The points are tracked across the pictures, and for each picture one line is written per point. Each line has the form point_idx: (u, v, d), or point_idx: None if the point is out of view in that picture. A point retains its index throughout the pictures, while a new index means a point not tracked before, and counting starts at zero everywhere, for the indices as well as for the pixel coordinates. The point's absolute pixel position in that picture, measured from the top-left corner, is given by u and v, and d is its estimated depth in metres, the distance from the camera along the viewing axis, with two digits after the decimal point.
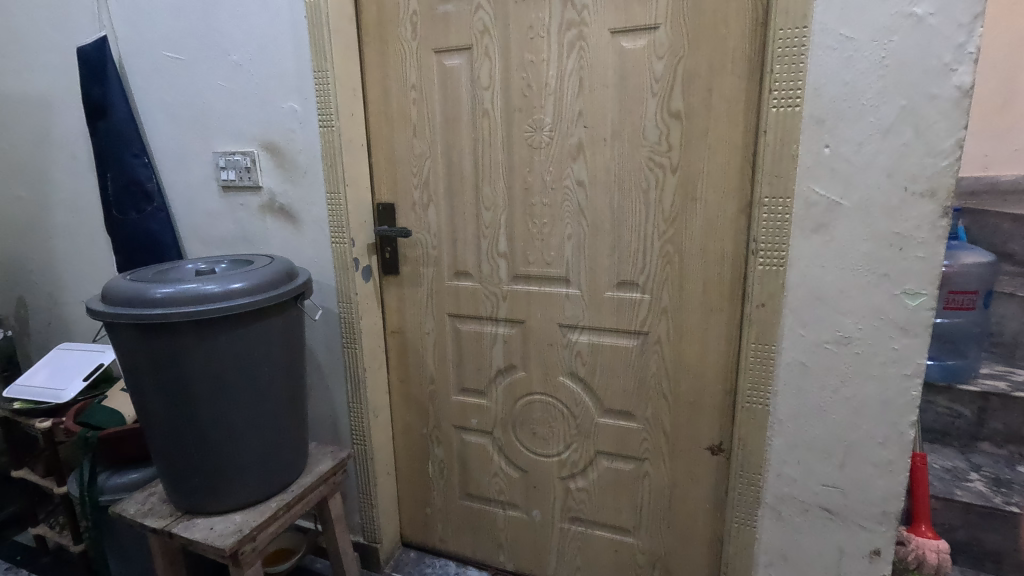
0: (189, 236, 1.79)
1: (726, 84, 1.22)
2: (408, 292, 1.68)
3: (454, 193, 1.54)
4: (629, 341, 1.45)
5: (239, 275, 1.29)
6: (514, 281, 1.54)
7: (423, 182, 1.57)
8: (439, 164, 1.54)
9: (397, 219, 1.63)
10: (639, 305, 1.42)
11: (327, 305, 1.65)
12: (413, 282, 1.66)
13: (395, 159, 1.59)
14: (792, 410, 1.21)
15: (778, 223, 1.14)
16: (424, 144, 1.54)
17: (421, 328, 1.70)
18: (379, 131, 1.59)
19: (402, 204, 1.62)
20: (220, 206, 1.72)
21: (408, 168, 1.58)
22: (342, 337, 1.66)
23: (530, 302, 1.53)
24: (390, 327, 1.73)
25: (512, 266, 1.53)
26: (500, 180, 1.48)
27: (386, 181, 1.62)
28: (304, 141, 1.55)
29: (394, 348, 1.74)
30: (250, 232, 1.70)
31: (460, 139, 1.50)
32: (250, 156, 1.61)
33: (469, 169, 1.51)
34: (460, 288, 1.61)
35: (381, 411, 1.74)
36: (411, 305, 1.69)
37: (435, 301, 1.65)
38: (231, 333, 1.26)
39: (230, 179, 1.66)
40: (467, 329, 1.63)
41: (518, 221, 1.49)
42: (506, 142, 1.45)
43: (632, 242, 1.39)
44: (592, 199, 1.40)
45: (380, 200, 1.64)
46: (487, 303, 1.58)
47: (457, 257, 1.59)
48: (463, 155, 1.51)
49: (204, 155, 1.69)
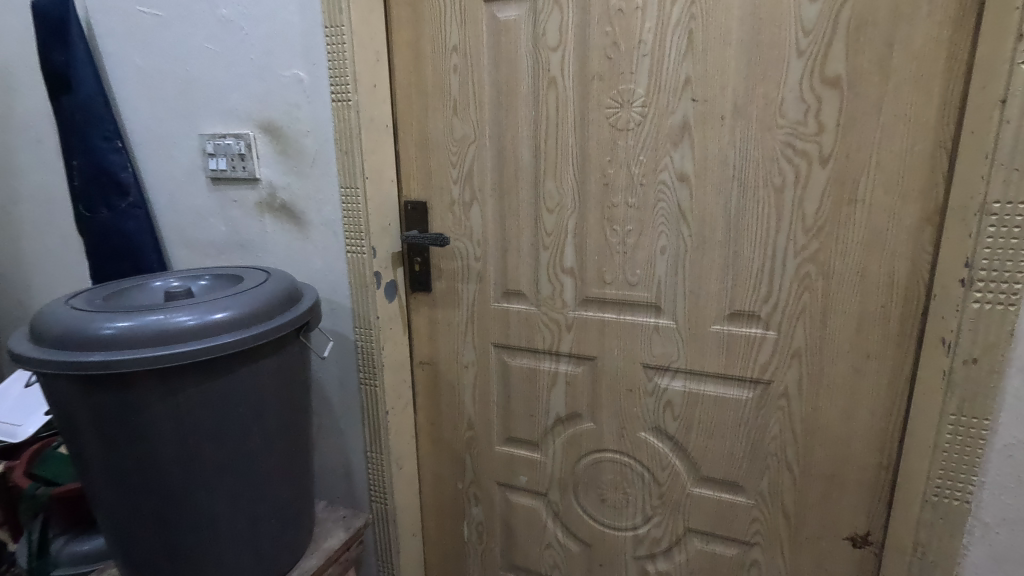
0: (174, 239, 1.46)
1: (918, 34, 0.84)
2: (442, 314, 1.32)
3: (505, 189, 1.18)
4: (742, 391, 1.08)
5: (223, 302, 0.94)
6: (583, 306, 1.17)
7: (465, 174, 1.21)
8: (487, 152, 1.18)
9: (430, 222, 1.27)
10: (759, 345, 1.04)
11: (340, 330, 1.31)
12: (448, 302, 1.31)
13: (429, 145, 1.23)
14: (1007, 512, 0.84)
15: (1015, 243, 0.77)
16: (466, 124, 1.18)
17: (457, 360, 1.34)
18: (408, 108, 1.23)
19: (436, 202, 1.26)
20: (209, 203, 1.38)
21: (445, 156, 1.22)
22: (359, 370, 1.31)
23: (605, 334, 1.16)
24: (418, 357, 1.38)
25: (580, 286, 1.16)
26: (569, 173, 1.11)
27: (417, 173, 1.26)
28: (312, 120, 1.20)
29: (423, 382, 1.39)
30: (246, 236, 1.36)
31: (516, 118, 1.13)
32: (244, 140, 1.27)
33: (527, 157, 1.14)
34: (510, 312, 1.25)
35: (406, 461, 1.39)
36: (446, 331, 1.33)
37: (476, 327, 1.29)
38: (209, 384, 0.91)
39: (220, 169, 1.32)
40: (518, 364, 1.27)
41: (592, 227, 1.12)
42: (578, 121, 1.08)
43: (754, 259, 1.01)
44: (698, 199, 1.02)
45: (408, 198, 1.28)
46: (546, 333, 1.22)
47: (507, 273, 1.23)
48: (520, 140, 1.14)
49: (189, 139, 1.35)
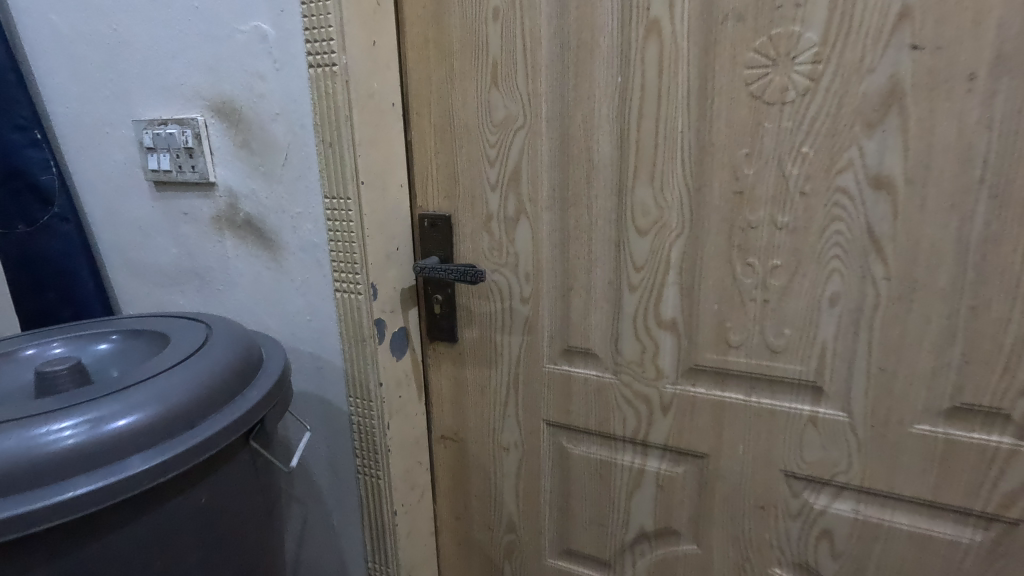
0: (117, 262, 1.10)
1: None
2: (472, 375, 0.93)
3: (571, 199, 0.78)
4: (960, 530, 0.67)
5: (134, 397, 0.58)
6: (689, 378, 0.77)
7: (510, 175, 0.81)
8: (544, 141, 0.78)
9: (456, 245, 0.88)
10: (1003, 462, 0.63)
11: (329, 397, 0.92)
12: (482, 359, 0.92)
13: (455, 132, 0.83)
14: None
15: None
16: (513, 100, 0.78)
17: (494, 438, 0.95)
18: (425, 78, 0.83)
19: (466, 217, 0.86)
20: (153, 216, 1.00)
21: (480, 148, 0.82)
22: (355, 455, 0.92)
23: (724, 423, 0.76)
24: (439, 429, 0.99)
25: (687, 349, 0.76)
26: (676, 176, 0.71)
27: (437, 174, 0.86)
28: (284, 98, 0.81)
29: (445, 464, 1.01)
30: (203, 263, 0.98)
31: (591, 89, 0.73)
32: (191, 128, 0.89)
33: (608, 149, 0.74)
34: (573, 380, 0.85)
35: (421, 571, 1.01)
36: (477, 397, 0.94)
37: (522, 396, 0.90)
38: (88, 543, 0.54)
39: (162, 169, 0.94)
40: (583, 451, 0.88)
41: (711, 260, 0.71)
42: (696, 91, 0.67)
43: (1010, 321, 0.59)
44: (907, 218, 0.61)
45: (425, 211, 0.88)
46: (628, 413, 0.82)
47: (570, 323, 0.83)
48: (598, 123, 0.74)
49: (124, 128, 0.97)
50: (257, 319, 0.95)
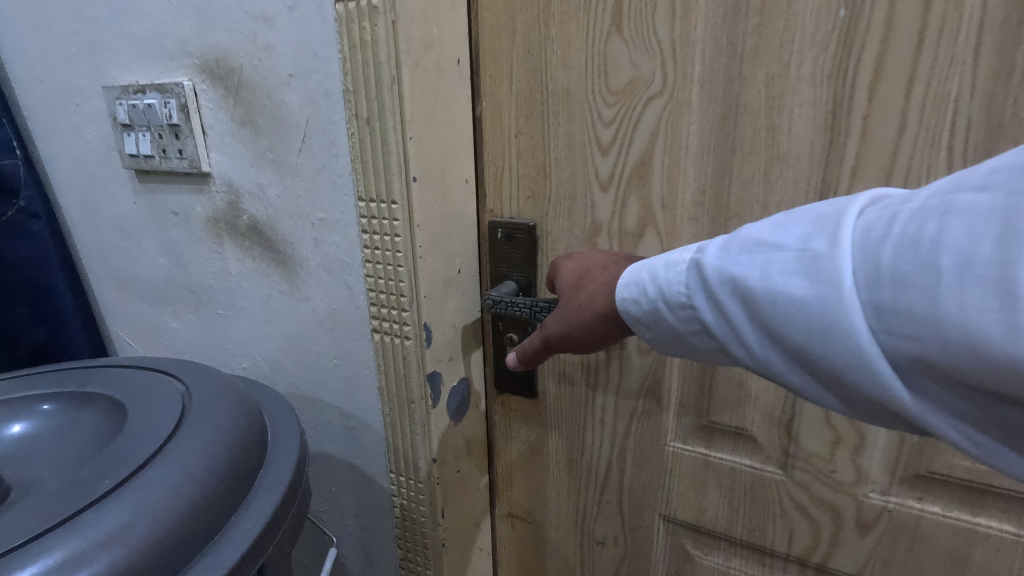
0: (100, 269, 0.87)
1: None
2: (555, 442, 0.68)
3: (734, 208, 0.51)
4: None
5: (81, 544, 0.35)
6: (913, 489, 0.50)
7: (634, 167, 0.54)
8: (694, 117, 0.50)
9: (542, 266, 0.62)
10: None
11: (363, 466, 0.69)
12: (571, 423, 0.66)
13: (548, 102, 0.56)
14: None
15: None
16: (645, 53, 0.50)
17: (583, 527, 0.70)
18: (507, 20, 0.56)
19: (558, 228, 0.60)
20: (137, 214, 0.77)
21: (587, 127, 0.55)
22: (398, 546, 0.68)
23: (966, 559, 0.50)
24: (504, 505, 0.75)
25: (916, 447, 0.49)
26: (936, 178, 0.43)
27: (517, 163, 0.60)
28: (299, 50, 0.55)
29: (512, 549, 0.76)
30: (199, 279, 0.74)
31: (787, 31, 0.45)
32: (176, 97, 0.64)
33: (810, 131, 0.46)
34: (711, 470, 0.59)
35: None
36: (561, 472, 0.69)
37: (628, 478, 0.65)
38: None
39: (143, 154, 0.69)
40: (716, 563, 0.63)
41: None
42: (1000, 30, 0.39)
43: None
44: None
45: (497, 217, 0.62)
46: (797, 523, 0.56)
47: (714, 388, 0.57)
48: (794, 88, 0.46)
49: (94, 97, 0.73)
50: (269, 357, 0.71)
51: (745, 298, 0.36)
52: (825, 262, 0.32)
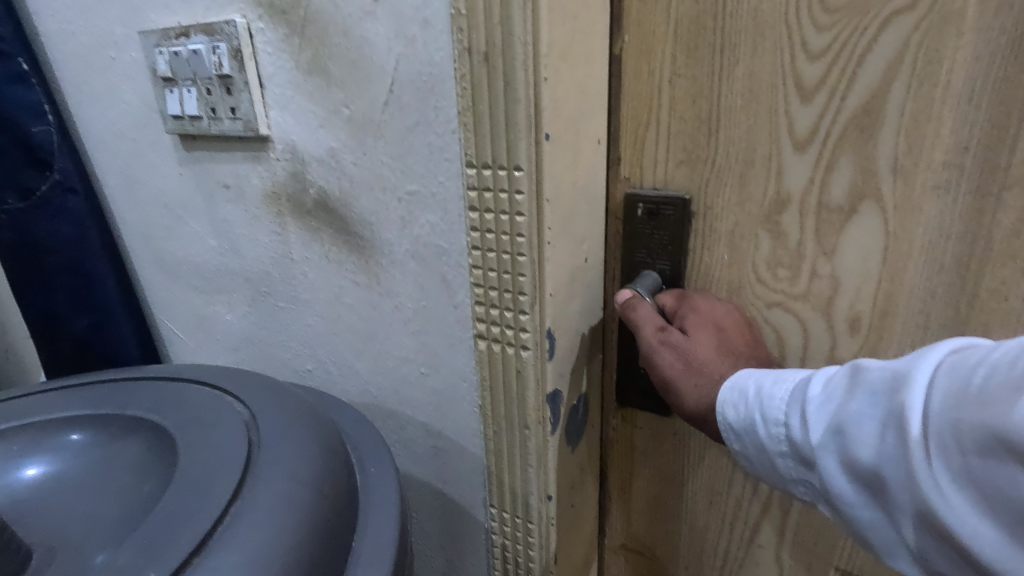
0: (145, 251, 0.77)
1: None
2: (694, 472, 0.55)
3: (1012, 172, 0.38)
4: None
5: None
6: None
7: (855, 117, 0.41)
8: (966, 37, 0.37)
9: (692, 252, 0.50)
10: None
11: (454, 492, 0.57)
12: (720, 450, 0.53)
13: (727, 33, 0.43)
14: None
15: None
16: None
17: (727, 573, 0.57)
18: None
19: (724, 201, 0.47)
20: (182, 188, 0.65)
21: (784, 62, 0.42)
22: None
23: None
24: (618, 535, 0.62)
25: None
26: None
27: (671, 116, 0.47)
28: None
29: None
30: (255, 266, 0.63)
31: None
32: (227, 40, 0.51)
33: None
34: None
35: None
36: (699, 506, 0.56)
37: (793, 520, 0.52)
38: None
39: (189, 115, 0.57)
40: None
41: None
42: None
43: None
44: None
45: (636, 189, 0.49)
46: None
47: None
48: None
49: (132, 47, 0.61)
50: (339, 359, 0.60)
51: (824, 419, 0.34)
52: (896, 382, 0.31)
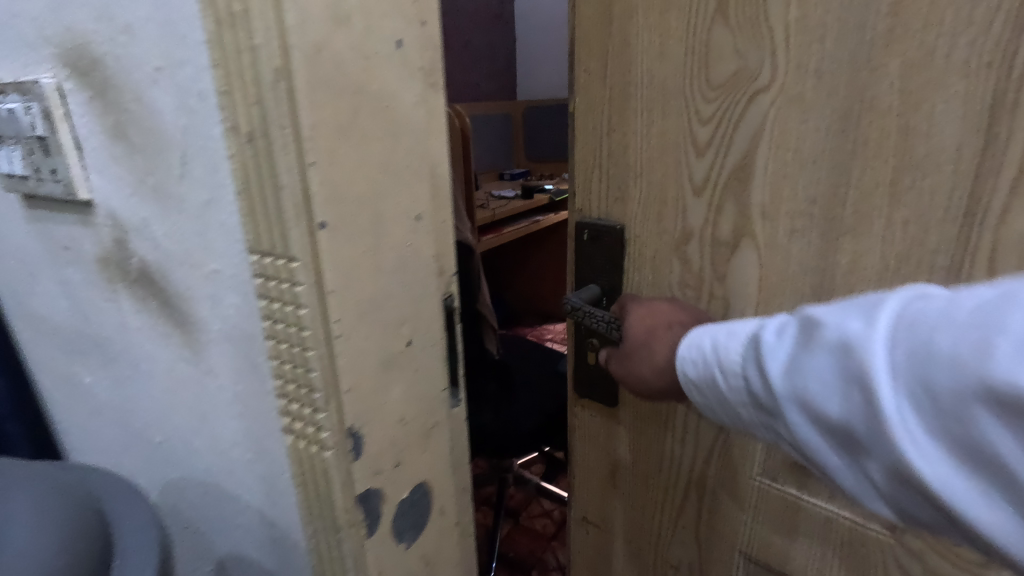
0: (13, 304, 0.72)
1: None
2: (630, 455, 0.64)
3: (851, 223, 0.43)
4: None
5: None
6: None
7: (735, 170, 0.47)
8: (808, 117, 0.43)
9: (627, 275, 0.57)
10: None
11: None
12: (651, 439, 0.62)
13: (641, 97, 0.51)
14: None
15: None
16: (752, 44, 0.44)
17: (657, 552, 0.66)
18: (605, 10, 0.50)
19: (647, 233, 0.54)
20: (31, 246, 0.61)
21: (682, 123, 0.49)
22: None
23: None
24: (580, 509, 0.72)
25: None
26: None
27: (608, 163, 0.55)
28: (160, 32, 0.37)
29: (583, 558, 0.74)
30: (100, 330, 0.59)
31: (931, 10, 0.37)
32: (37, 101, 0.48)
33: (958, 134, 0.38)
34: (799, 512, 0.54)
35: None
36: (639, 488, 0.65)
37: (706, 505, 0.60)
38: None
39: (18, 175, 0.54)
40: None
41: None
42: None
43: None
44: None
45: (585, 216, 0.58)
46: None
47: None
48: (943, 78, 0.38)
49: None
50: (181, 435, 0.56)
51: (785, 377, 0.33)
52: (854, 341, 0.30)
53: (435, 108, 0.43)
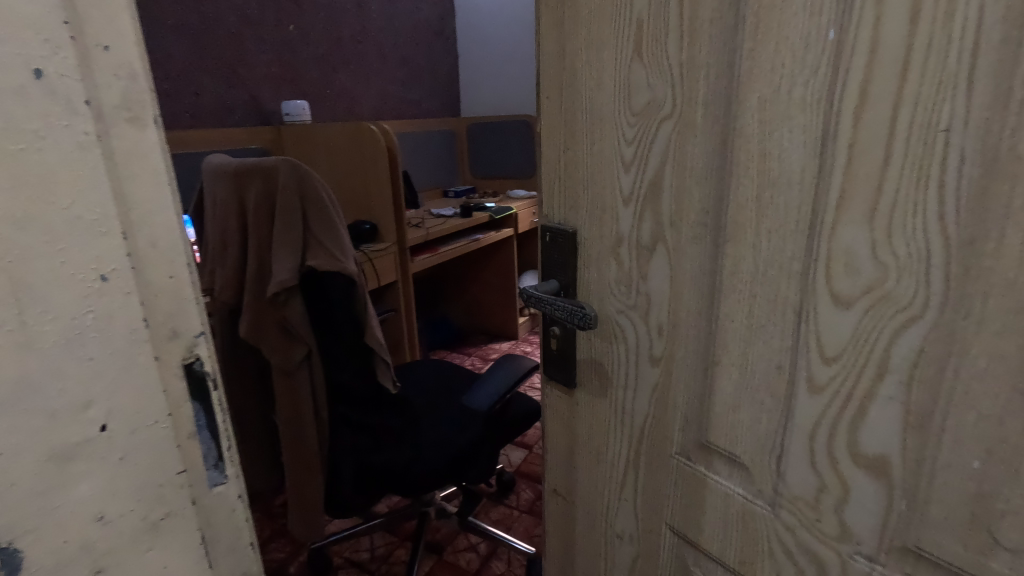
0: None
1: None
2: (587, 430, 0.75)
3: (730, 230, 0.51)
4: None
5: None
6: (900, 564, 0.47)
7: (649, 184, 0.57)
8: (696, 143, 0.52)
9: (580, 272, 0.67)
10: None
11: None
12: (597, 421, 0.72)
13: (584, 124, 0.61)
14: None
15: None
16: (660, 78, 0.53)
17: (607, 517, 0.76)
18: (562, 54, 0.61)
19: (592, 236, 0.64)
20: None
21: (614, 146, 0.59)
22: None
23: None
24: (553, 481, 0.84)
25: (902, 519, 0.46)
26: (925, 218, 0.39)
27: (565, 178, 0.66)
28: None
29: (556, 526, 0.86)
30: None
31: (777, 54, 0.45)
32: None
33: (801, 156, 0.45)
34: (706, 489, 0.61)
35: None
36: (592, 463, 0.76)
37: (640, 480, 0.69)
38: None
39: None
40: None
41: (978, 375, 0.39)
42: (995, 51, 0.34)
43: None
44: None
45: (548, 222, 0.69)
46: (784, 565, 0.56)
47: (709, 410, 0.58)
48: (785, 112, 0.45)
49: None
50: None
51: None
52: None
53: (125, 146, 0.36)
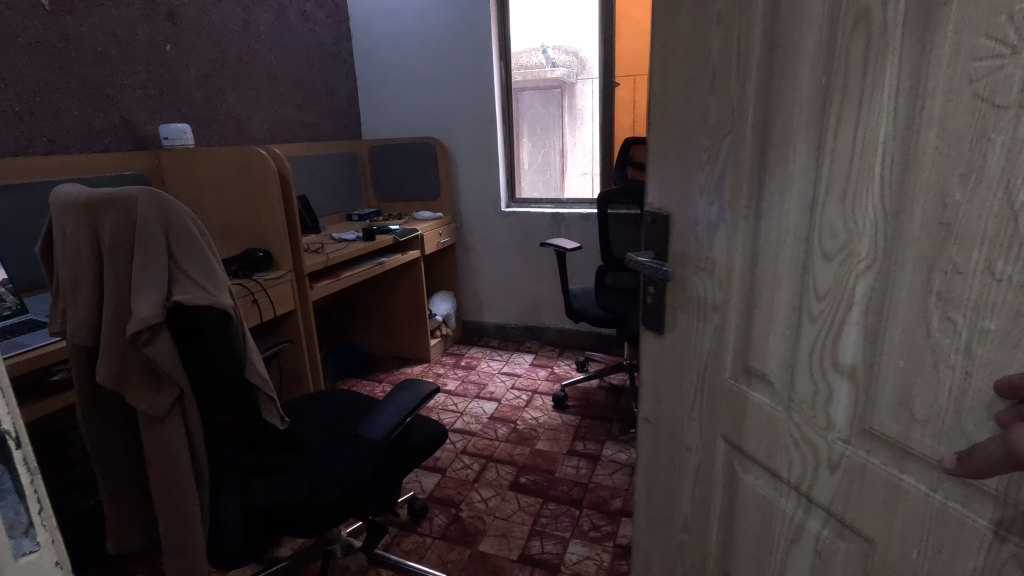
0: None
1: None
2: (673, 366, 0.86)
3: (764, 210, 0.68)
4: None
5: None
6: (863, 442, 0.61)
7: (714, 178, 0.73)
8: (738, 149, 0.69)
9: (670, 246, 0.82)
10: None
11: None
12: (676, 359, 0.85)
13: (666, 140, 0.79)
14: None
15: None
16: (725, 105, 0.70)
17: (679, 437, 0.89)
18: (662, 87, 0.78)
19: (679, 219, 0.79)
20: None
21: (692, 153, 0.75)
22: None
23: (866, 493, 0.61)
24: (645, 410, 0.95)
25: (863, 404, 0.60)
26: (872, 197, 0.55)
27: (655, 178, 0.82)
28: None
29: (644, 451, 0.97)
30: None
31: (796, 87, 0.62)
32: None
33: (807, 158, 0.62)
34: (749, 403, 0.75)
35: None
36: (671, 392, 0.88)
37: (702, 400, 0.83)
38: None
39: None
40: (752, 478, 0.77)
41: (902, 301, 0.54)
42: (907, 90, 0.51)
43: None
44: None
45: (650, 208, 0.84)
46: (795, 455, 0.69)
47: (753, 338, 0.73)
48: (796, 127, 0.62)
49: None
50: None
51: None
52: None
53: None
